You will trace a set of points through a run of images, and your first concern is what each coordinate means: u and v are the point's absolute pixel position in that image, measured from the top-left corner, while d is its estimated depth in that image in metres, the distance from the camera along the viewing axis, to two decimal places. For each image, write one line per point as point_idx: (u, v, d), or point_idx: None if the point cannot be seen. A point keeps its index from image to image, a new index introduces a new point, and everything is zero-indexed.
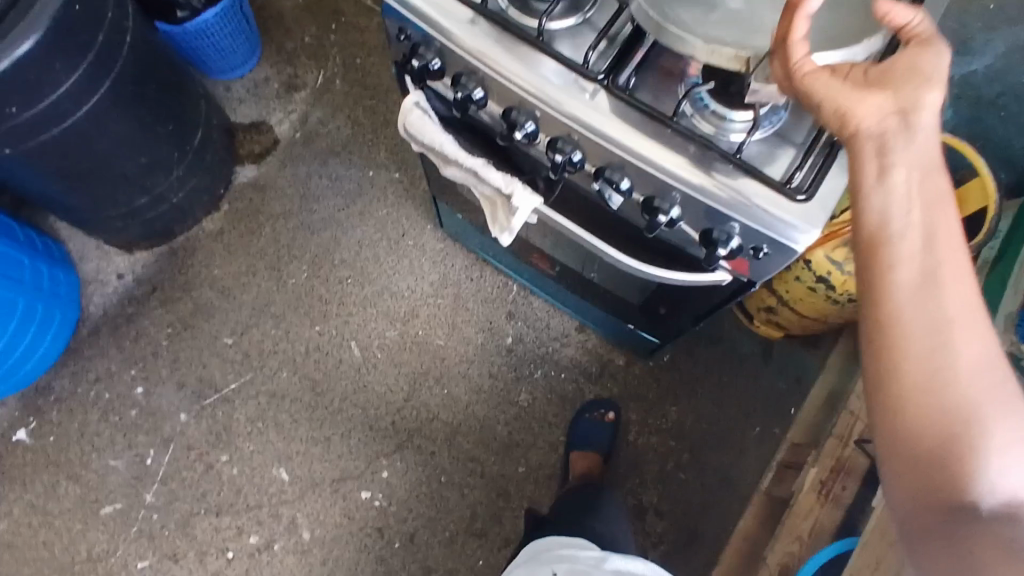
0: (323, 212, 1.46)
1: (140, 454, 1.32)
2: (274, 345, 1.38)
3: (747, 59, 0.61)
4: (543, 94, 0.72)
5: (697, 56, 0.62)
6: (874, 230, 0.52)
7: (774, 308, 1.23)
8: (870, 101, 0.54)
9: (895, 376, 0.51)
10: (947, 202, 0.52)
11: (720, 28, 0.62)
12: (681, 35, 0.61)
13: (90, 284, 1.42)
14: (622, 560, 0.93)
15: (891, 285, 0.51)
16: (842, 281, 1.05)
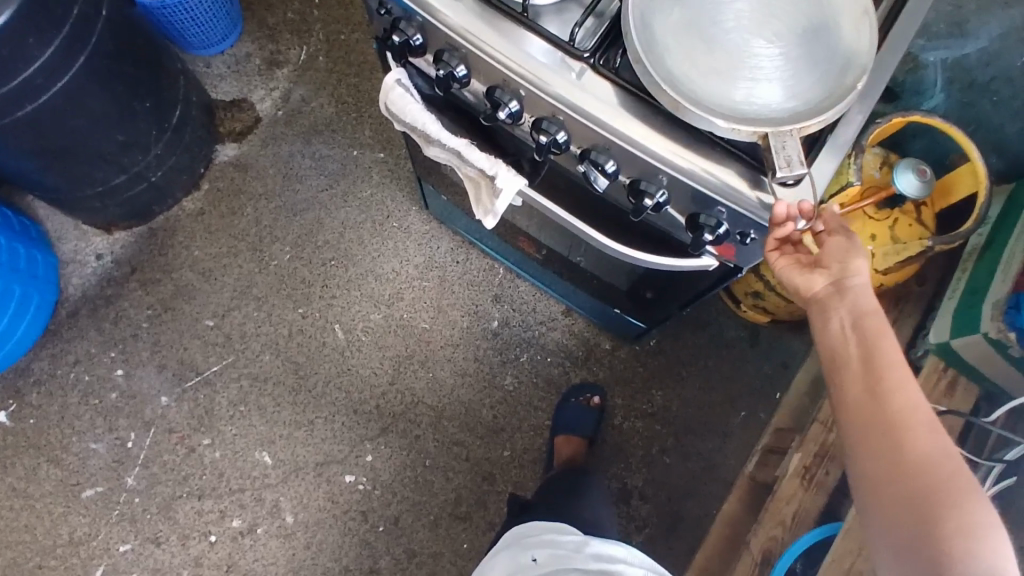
0: (306, 192, 1.43)
1: (121, 437, 1.30)
2: (256, 327, 1.36)
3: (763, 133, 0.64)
4: (528, 73, 0.70)
5: (719, 134, 0.65)
6: (828, 362, 0.64)
7: (761, 293, 1.22)
8: (813, 280, 0.68)
9: (859, 473, 0.59)
10: (885, 334, 0.62)
11: (722, 86, 0.65)
12: (695, 108, 0.64)
13: (68, 265, 1.39)
14: (609, 548, 0.91)
15: (846, 400, 0.61)
16: None
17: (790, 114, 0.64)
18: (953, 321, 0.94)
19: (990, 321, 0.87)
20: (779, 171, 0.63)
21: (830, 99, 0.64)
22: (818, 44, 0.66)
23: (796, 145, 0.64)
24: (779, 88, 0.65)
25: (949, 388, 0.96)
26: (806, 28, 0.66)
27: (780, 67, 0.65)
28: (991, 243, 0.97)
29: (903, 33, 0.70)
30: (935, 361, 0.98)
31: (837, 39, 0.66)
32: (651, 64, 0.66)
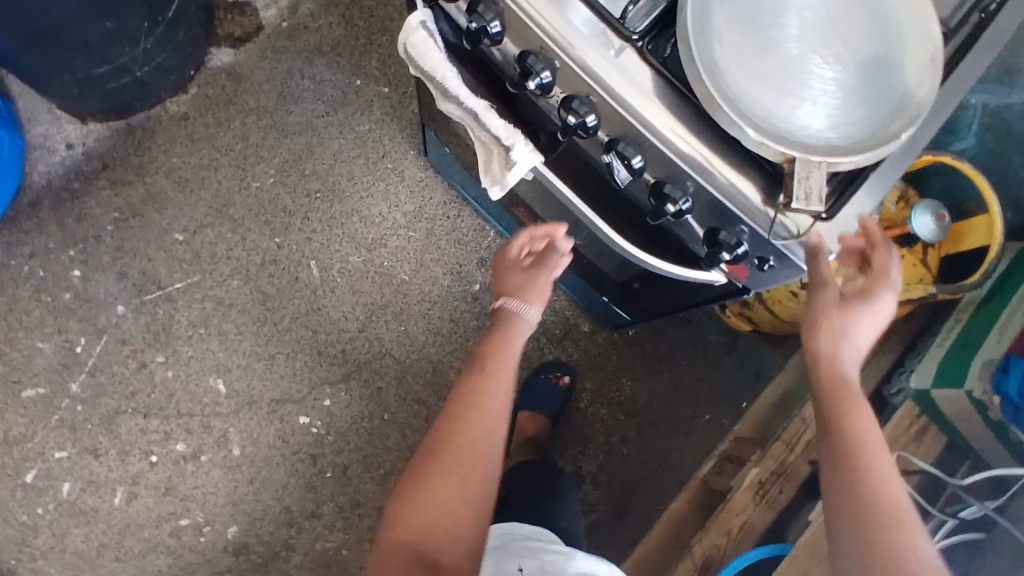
0: (300, 115, 1.35)
1: (70, 341, 1.24)
2: (227, 250, 1.29)
3: (792, 158, 0.58)
4: (566, 42, 0.64)
5: (745, 145, 0.59)
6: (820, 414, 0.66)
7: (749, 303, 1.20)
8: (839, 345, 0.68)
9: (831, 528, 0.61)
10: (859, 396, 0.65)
11: (767, 95, 0.59)
12: (730, 110, 0.58)
13: (36, 150, 1.29)
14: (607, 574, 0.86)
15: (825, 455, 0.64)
16: None
17: (828, 147, 0.59)
18: (939, 371, 0.93)
19: (977, 378, 0.86)
20: (796, 202, 0.58)
21: (873, 142, 0.59)
22: (878, 76, 0.60)
23: (820, 178, 0.59)
24: (822, 114, 0.59)
25: (919, 434, 0.96)
26: (867, 58, 0.60)
27: (831, 92, 0.60)
28: (989, 300, 0.95)
29: (963, 81, 0.65)
30: (910, 406, 0.97)
31: (897, 78, 0.61)
32: (698, 51, 0.59)
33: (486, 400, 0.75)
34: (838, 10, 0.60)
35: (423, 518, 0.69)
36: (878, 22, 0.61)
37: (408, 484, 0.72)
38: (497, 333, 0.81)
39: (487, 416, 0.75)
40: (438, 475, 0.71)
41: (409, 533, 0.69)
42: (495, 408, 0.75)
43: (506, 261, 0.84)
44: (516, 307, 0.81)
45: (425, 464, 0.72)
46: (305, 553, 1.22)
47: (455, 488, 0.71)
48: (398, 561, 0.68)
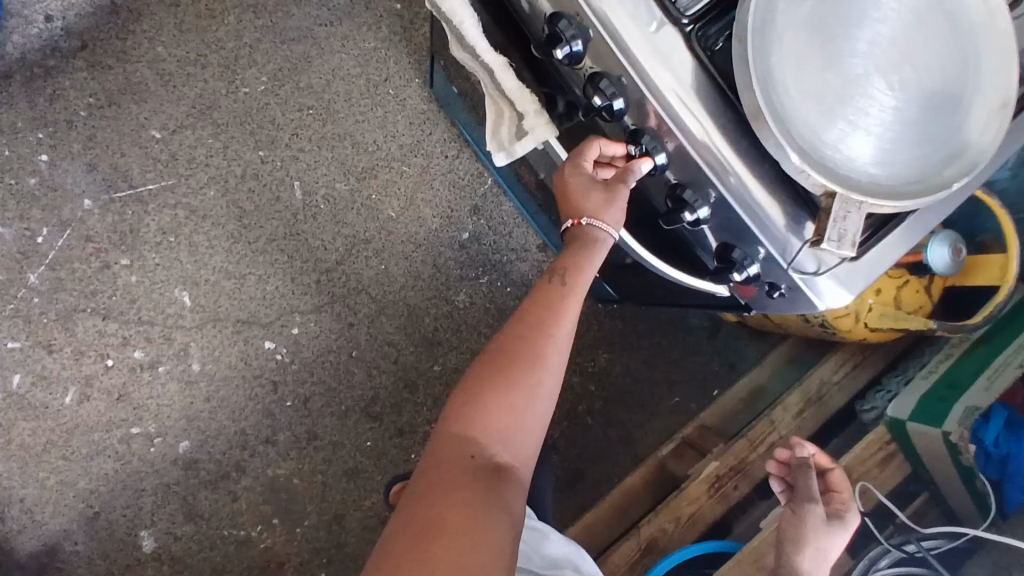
0: (302, 20, 1.26)
1: (30, 230, 1.16)
2: (207, 156, 1.21)
3: (832, 192, 0.53)
4: (605, 9, 0.57)
5: (784, 168, 0.53)
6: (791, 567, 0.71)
7: None
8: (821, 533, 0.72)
9: None
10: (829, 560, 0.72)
11: (817, 115, 0.53)
12: (778, 125, 0.52)
13: (12, 17, 1.18)
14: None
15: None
16: None
17: (871, 184, 0.54)
18: (919, 404, 0.93)
19: (957, 423, 0.86)
20: (827, 244, 0.54)
21: (916, 187, 0.55)
22: (936, 115, 0.56)
23: (857, 220, 0.54)
24: (874, 145, 0.54)
25: (884, 459, 0.96)
26: (932, 91, 0.56)
27: (885, 124, 0.55)
28: (985, 342, 0.94)
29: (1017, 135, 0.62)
30: (881, 431, 0.97)
31: (961, 118, 0.57)
32: (756, 49, 0.53)
33: (564, 304, 0.64)
34: (914, 33, 0.55)
35: (486, 420, 0.58)
36: (949, 55, 0.56)
37: (476, 379, 0.60)
38: (572, 237, 0.67)
39: (564, 322, 0.63)
40: (508, 376, 0.60)
41: (470, 434, 0.58)
42: (571, 315, 0.64)
43: (584, 168, 0.66)
44: (603, 220, 0.66)
45: (494, 362, 0.61)
46: (255, 477, 1.19)
47: (524, 393, 0.60)
48: (454, 460, 0.57)
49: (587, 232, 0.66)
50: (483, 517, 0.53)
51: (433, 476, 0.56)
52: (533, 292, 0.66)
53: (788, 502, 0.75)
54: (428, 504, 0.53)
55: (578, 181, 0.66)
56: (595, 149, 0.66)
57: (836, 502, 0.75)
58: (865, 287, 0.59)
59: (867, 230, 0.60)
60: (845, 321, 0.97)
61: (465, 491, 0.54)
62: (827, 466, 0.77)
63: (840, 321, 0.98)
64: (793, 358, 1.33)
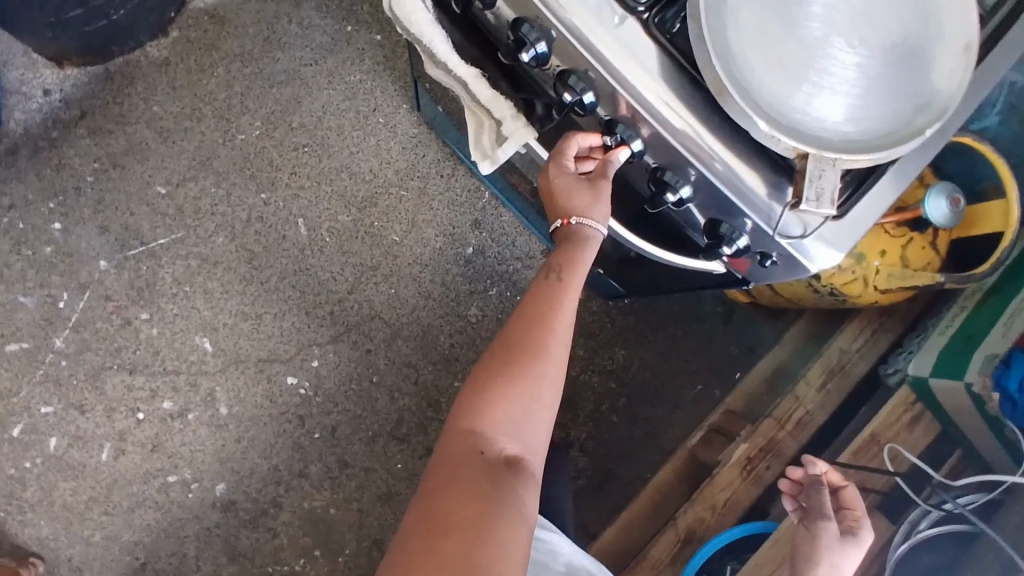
0: (287, 63, 1.29)
1: (51, 295, 1.21)
2: (212, 205, 1.25)
3: (805, 154, 0.54)
4: (563, 10, 0.58)
5: (754, 136, 0.54)
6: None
7: None
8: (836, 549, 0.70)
9: None
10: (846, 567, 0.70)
11: (781, 81, 0.54)
12: (741, 95, 0.53)
13: (11, 95, 1.23)
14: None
15: None
16: (829, 273, 0.97)
17: (843, 142, 0.54)
18: (940, 360, 0.93)
19: (977, 372, 0.86)
20: (807, 204, 0.54)
21: (890, 139, 0.55)
22: (901, 67, 0.56)
23: (834, 177, 0.55)
24: (842, 103, 0.55)
25: (912, 421, 0.95)
26: (894, 45, 0.56)
27: (851, 82, 0.55)
28: (997, 290, 0.94)
29: (988, 78, 0.62)
30: (906, 392, 0.97)
31: (925, 66, 0.57)
32: (710, 26, 0.54)
33: (563, 298, 0.65)
34: None
35: (495, 414, 0.60)
36: (907, 9, 0.57)
37: (483, 375, 0.62)
38: (562, 237, 0.68)
39: (564, 316, 0.65)
40: (513, 370, 0.61)
41: (480, 427, 0.59)
42: (570, 309, 0.65)
43: (566, 168, 0.67)
44: (592, 218, 0.67)
45: (500, 358, 0.62)
46: (292, 511, 1.21)
47: (530, 386, 0.61)
48: (465, 454, 0.58)
49: (576, 230, 0.67)
50: (499, 508, 0.54)
51: (447, 470, 0.57)
52: (532, 288, 0.67)
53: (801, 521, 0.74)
54: (444, 500, 0.55)
55: (562, 181, 0.67)
56: (576, 146, 0.67)
57: (850, 519, 0.73)
58: (854, 245, 0.59)
59: (848, 189, 0.60)
60: (848, 286, 0.98)
61: (478, 484, 0.55)
62: (838, 483, 0.76)
63: (848, 287, 0.98)
64: (813, 333, 1.32)
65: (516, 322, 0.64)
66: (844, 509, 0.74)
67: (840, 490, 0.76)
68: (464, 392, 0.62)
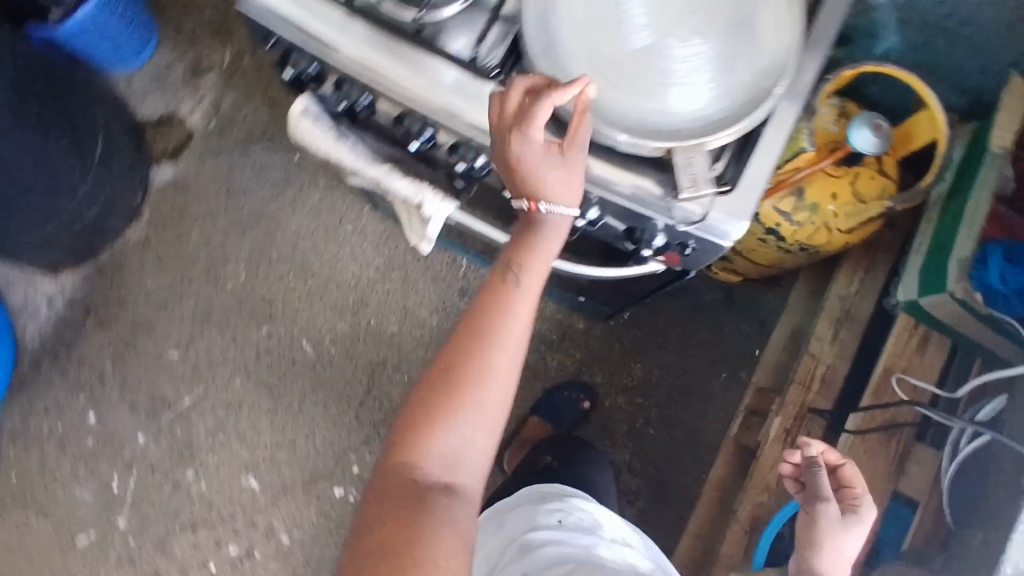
0: (250, 204, 1.38)
1: (105, 481, 1.29)
2: (222, 354, 1.33)
3: (670, 148, 0.58)
4: (431, 100, 0.63)
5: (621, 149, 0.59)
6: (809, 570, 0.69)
7: (731, 259, 1.21)
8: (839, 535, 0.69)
9: None
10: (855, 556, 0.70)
11: (630, 95, 0.59)
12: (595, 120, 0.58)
13: (21, 314, 1.35)
14: (634, 554, 0.85)
15: None
16: (791, 232, 1.03)
17: (703, 127, 0.58)
18: (922, 277, 0.95)
19: (955, 278, 0.88)
20: (684, 191, 0.58)
21: (747, 109, 0.59)
22: (739, 41, 0.60)
23: (704, 159, 0.59)
24: (690, 95, 0.59)
25: (920, 344, 0.98)
26: (725, 23, 0.60)
27: (694, 72, 0.59)
28: (954, 196, 0.97)
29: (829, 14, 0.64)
30: (906, 318, 0.99)
31: (757, 28, 0.60)
32: (549, 70, 0.59)
33: (512, 300, 0.60)
34: None
35: (436, 439, 0.58)
36: None
37: (427, 386, 0.60)
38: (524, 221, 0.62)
39: (517, 328, 0.60)
40: (455, 390, 0.58)
41: (420, 450, 0.58)
42: (525, 319, 0.61)
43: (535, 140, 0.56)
44: (559, 202, 0.59)
45: (444, 372, 0.59)
46: None
47: (471, 411, 0.59)
48: (406, 479, 0.57)
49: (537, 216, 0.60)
50: (427, 547, 0.53)
51: (383, 503, 0.56)
52: (487, 283, 0.62)
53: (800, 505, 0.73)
54: (379, 530, 0.54)
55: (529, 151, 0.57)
56: (545, 106, 0.55)
57: (850, 499, 0.72)
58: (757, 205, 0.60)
59: (736, 159, 0.63)
60: (807, 236, 1.03)
61: (414, 511, 0.55)
62: (838, 462, 0.74)
63: (813, 238, 1.03)
64: None
65: (466, 328, 0.60)
66: (844, 489, 0.73)
67: (839, 469, 0.74)
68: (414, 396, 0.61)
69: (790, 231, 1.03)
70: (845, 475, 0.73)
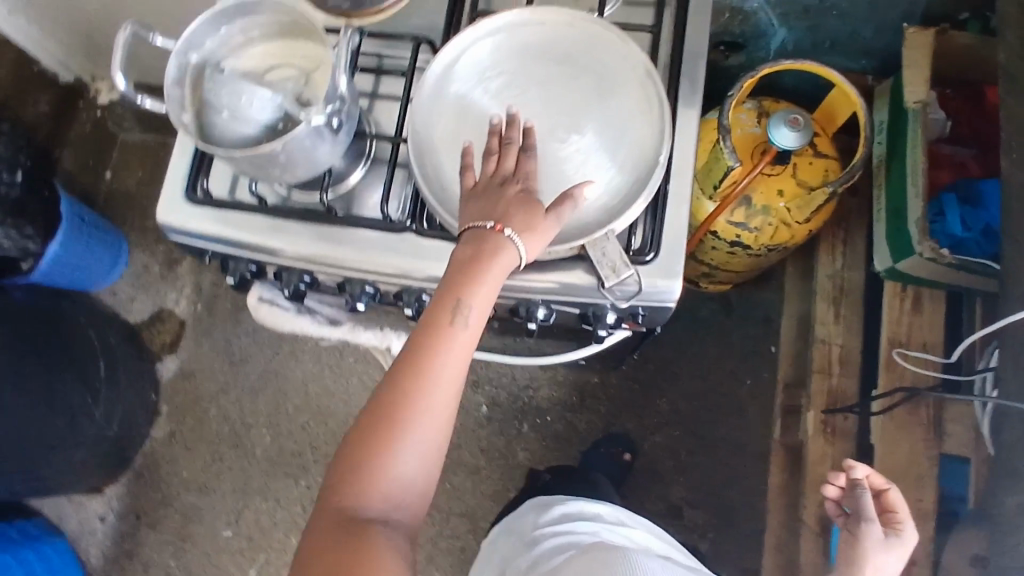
0: (256, 368, 1.43)
1: None
2: (272, 518, 1.37)
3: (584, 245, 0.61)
4: (364, 266, 0.66)
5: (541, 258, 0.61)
6: None
7: (712, 272, 1.21)
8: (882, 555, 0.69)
9: None
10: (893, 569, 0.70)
11: None
12: None
13: (80, 540, 1.40)
14: (647, 536, 0.85)
15: None
16: (753, 238, 1.04)
17: (608, 214, 0.61)
18: (891, 244, 0.96)
19: (920, 239, 0.88)
20: (609, 279, 0.60)
21: (642, 181, 0.61)
22: (613, 125, 0.63)
23: (616, 244, 0.61)
24: (586, 188, 0.62)
25: (915, 306, 0.99)
26: (592, 114, 0.63)
27: (583, 167, 0.62)
28: (893, 158, 0.98)
29: (693, 76, 0.69)
30: (891, 284, 1.00)
31: (631, 109, 0.64)
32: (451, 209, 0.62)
33: (453, 333, 0.54)
34: (543, 95, 0.64)
35: (375, 480, 0.52)
36: (581, 81, 0.64)
37: (366, 422, 0.53)
38: (467, 240, 0.57)
39: (463, 359, 0.54)
40: (393, 428, 0.52)
41: (359, 493, 0.52)
42: (467, 346, 0.55)
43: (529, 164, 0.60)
44: (512, 242, 0.56)
45: (380, 409, 0.53)
46: None
47: (410, 450, 0.52)
48: (335, 521, 0.51)
49: (495, 239, 0.56)
50: None
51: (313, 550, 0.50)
52: (429, 309, 0.56)
53: (844, 526, 0.74)
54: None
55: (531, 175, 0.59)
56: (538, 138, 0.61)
57: (893, 523, 0.73)
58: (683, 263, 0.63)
59: (652, 228, 0.65)
60: (771, 237, 1.04)
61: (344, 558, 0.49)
62: (883, 486, 0.76)
63: (777, 237, 1.04)
64: None
65: (408, 357, 0.54)
66: (888, 512, 0.75)
67: (884, 493, 0.75)
68: (353, 429, 0.54)
69: (752, 237, 1.04)
70: (888, 498, 0.75)
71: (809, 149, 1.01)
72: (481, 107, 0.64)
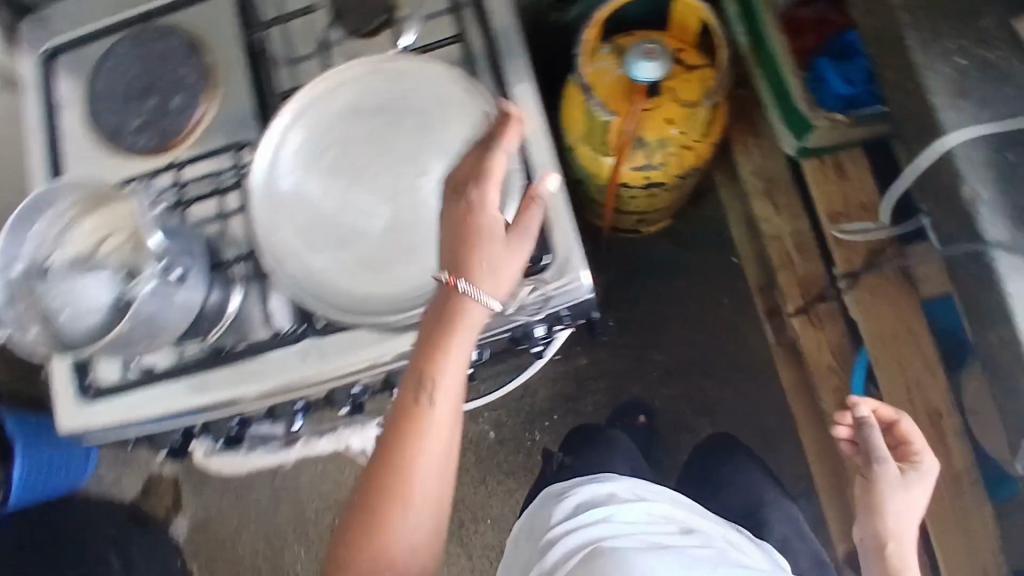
0: (264, 491, 1.40)
1: None
2: None
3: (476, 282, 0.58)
4: (278, 388, 0.63)
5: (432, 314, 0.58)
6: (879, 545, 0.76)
7: (643, 215, 1.18)
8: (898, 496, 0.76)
9: None
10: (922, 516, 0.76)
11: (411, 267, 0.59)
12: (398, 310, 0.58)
13: None
14: (667, 505, 0.82)
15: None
16: (664, 173, 1.01)
17: None
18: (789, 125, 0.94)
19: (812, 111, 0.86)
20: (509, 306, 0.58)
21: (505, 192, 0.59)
22: (455, 147, 0.61)
23: None
24: None
25: (840, 171, 0.97)
26: (429, 149, 0.61)
27: (439, 204, 0.60)
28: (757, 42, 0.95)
29: (515, 67, 0.66)
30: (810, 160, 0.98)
31: (459, 127, 0.61)
32: (334, 303, 0.60)
33: (436, 407, 0.53)
34: (372, 153, 0.62)
35: (363, 555, 0.53)
36: (404, 119, 0.62)
37: (364, 493, 0.53)
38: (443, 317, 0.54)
39: (440, 436, 0.54)
40: (389, 507, 0.53)
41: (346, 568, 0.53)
42: (440, 417, 0.54)
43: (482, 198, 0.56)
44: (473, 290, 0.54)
45: (376, 484, 0.53)
46: None
47: (413, 522, 0.53)
48: None
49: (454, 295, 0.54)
50: None
51: None
52: (404, 383, 0.55)
53: (862, 465, 0.79)
54: None
55: (479, 207, 0.55)
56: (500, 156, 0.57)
57: (910, 456, 0.79)
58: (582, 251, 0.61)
59: (538, 235, 0.62)
60: (678, 168, 1.00)
61: None
62: (892, 417, 0.79)
63: (686, 161, 1.00)
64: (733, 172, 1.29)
65: (390, 433, 0.53)
66: (903, 443, 0.79)
67: (895, 424, 0.80)
68: (351, 503, 0.55)
69: (660, 175, 1.01)
70: (897, 428, 0.79)
71: (678, 68, 0.98)
72: (322, 187, 0.62)
